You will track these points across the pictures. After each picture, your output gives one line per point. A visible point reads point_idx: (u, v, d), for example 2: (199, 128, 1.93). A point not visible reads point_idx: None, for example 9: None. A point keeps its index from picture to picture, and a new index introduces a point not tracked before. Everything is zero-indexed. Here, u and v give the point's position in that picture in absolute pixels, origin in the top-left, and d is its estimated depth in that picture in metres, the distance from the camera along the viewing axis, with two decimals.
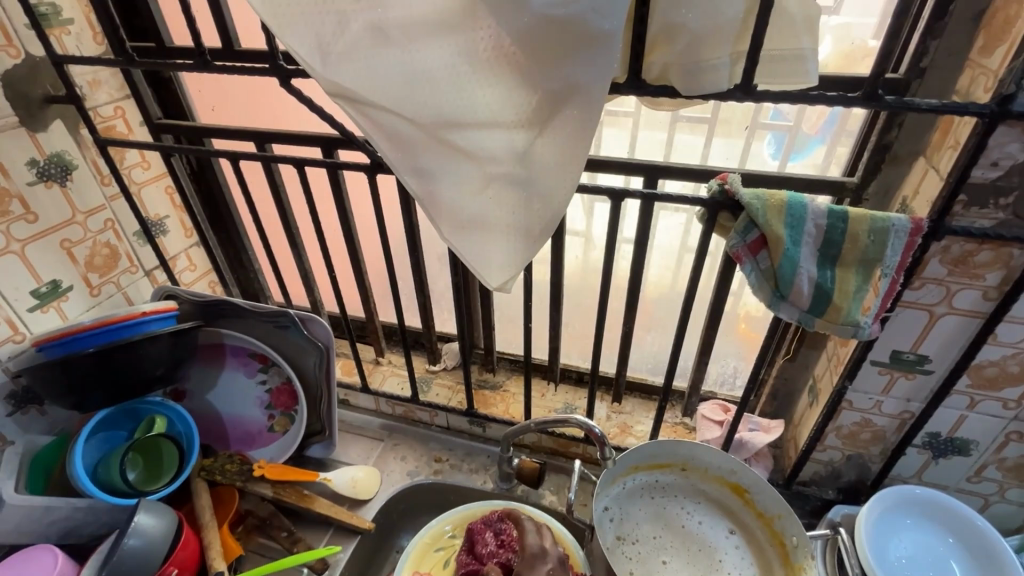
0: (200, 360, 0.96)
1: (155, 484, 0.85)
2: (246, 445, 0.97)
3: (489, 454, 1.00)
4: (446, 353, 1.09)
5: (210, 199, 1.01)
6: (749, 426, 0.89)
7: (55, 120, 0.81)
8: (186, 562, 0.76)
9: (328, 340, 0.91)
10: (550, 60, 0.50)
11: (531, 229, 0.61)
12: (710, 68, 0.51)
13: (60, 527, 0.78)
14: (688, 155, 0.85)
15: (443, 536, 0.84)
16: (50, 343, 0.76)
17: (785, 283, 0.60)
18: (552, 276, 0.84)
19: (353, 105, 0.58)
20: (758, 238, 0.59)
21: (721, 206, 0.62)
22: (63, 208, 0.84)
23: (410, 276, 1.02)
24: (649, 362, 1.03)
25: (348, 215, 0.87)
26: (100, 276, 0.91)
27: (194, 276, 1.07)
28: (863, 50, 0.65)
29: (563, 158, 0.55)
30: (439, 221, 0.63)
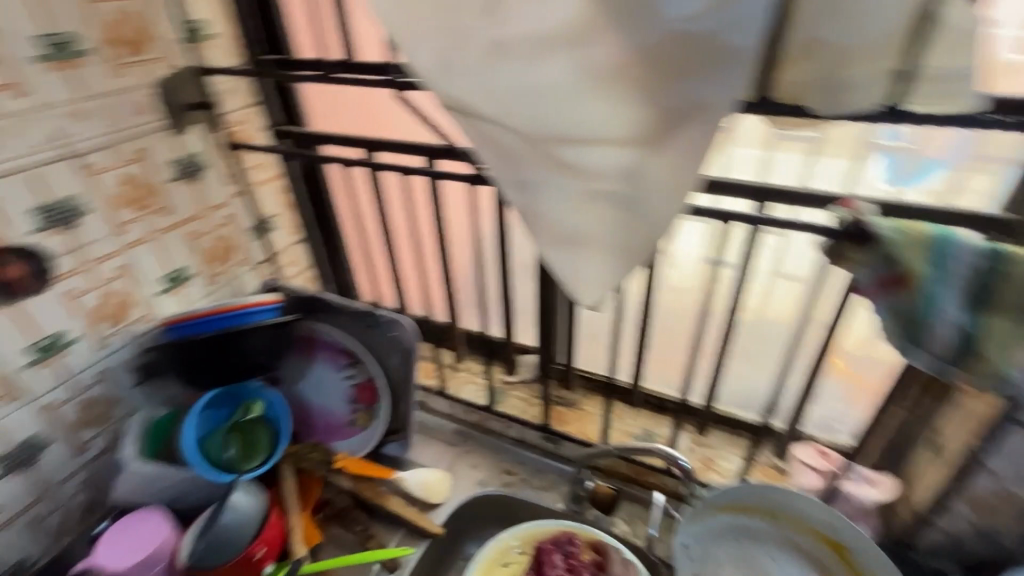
0: (294, 351, 1.01)
1: (249, 463, 0.90)
2: (329, 436, 1.02)
3: (562, 474, 0.96)
4: (524, 365, 1.10)
5: (318, 201, 1.08)
6: (854, 478, 0.79)
7: (194, 124, 0.90)
8: (273, 542, 0.80)
9: (412, 343, 0.95)
10: (675, 76, 0.48)
11: (633, 249, 0.59)
12: (850, 86, 0.48)
13: (168, 493, 0.85)
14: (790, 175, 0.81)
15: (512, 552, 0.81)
16: (174, 326, 0.83)
17: (919, 327, 0.54)
18: (644, 296, 0.82)
19: (465, 118, 0.59)
20: (893, 275, 0.54)
21: (850, 236, 0.57)
22: (193, 203, 0.93)
23: (495, 286, 1.02)
24: (739, 395, 0.96)
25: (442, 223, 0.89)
26: (217, 266, 0.99)
27: (295, 271, 1.14)
28: None
29: (675, 177, 0.53)
30: (537, 235, 0.62)
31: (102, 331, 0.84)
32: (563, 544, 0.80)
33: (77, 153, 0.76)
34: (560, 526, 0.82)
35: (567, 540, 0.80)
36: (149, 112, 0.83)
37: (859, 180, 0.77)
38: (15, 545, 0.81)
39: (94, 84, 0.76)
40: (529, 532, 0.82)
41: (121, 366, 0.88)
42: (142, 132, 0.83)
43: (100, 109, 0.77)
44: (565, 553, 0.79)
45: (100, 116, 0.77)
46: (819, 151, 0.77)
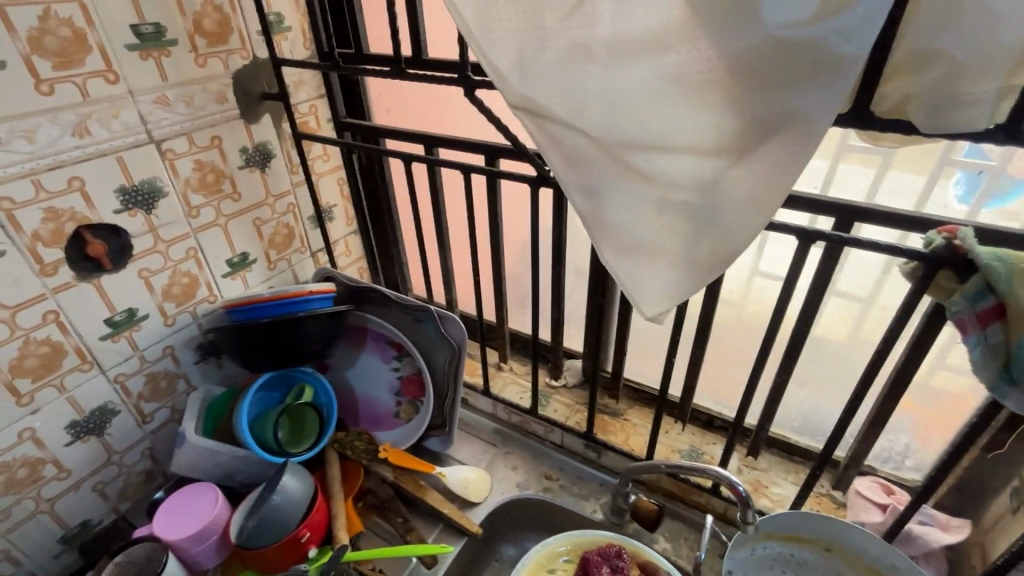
0: (345, 340, 1.04)
1: (297, 446, 0.93)
2: (373, 426, 1.04)
3: (602, 482, 0.96)
4: (569, 370, 1.07)
5: (372, 192, 1.09)
6: (919, 518, 0.75)
7: (265, 114, 0.93)
8: (316, 526, 0.81)
9: (461, 340, 0.94)
10: (768, 85, 0.46)
11: (700, 263, 0.56)
12: (969, 102, 0.42)
13: (220, 470, 0.88)
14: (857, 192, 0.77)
15: (557, 559, 0.80)
16: (235, 309, 0.86)
17: (1020, 366, 0.49)
18: (703, 311, 0.79)
19: (536, 120, 0.58)
20: (994, 307, 0.50)
21: (943, 263, 0.53)
22: (259, 190, 0.96)
23: (548, 290, 1.02)
24: (796, 419, 0.92)
25: (499, 223, 0.89)
26: (277, 253, 1.03)
27: (349, 262, 1.17)
28: None
29: (755, 192, 0.50)
30: (600, 241, 0.61)
31: (170, 309, 0.88)
32: (610, 559, 0.77)
33: (158, 138, 0.79)
34: (603, 536, 0.81)
35: (615, 556, 0.77)
36: (225, 101, 0.86)
37: (931, 197, 0.76)
38: (82, 506, 0.86)
39: (177, 73, 0.79)
40: (576, 540, 0.81)
41: (185, 343, 0.92)
42: (217, 120, 0.86)
43: (182, 97, 0.80)
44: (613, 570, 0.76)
45: (182, 104, 0.81)
46: (890, 165, 0.75)
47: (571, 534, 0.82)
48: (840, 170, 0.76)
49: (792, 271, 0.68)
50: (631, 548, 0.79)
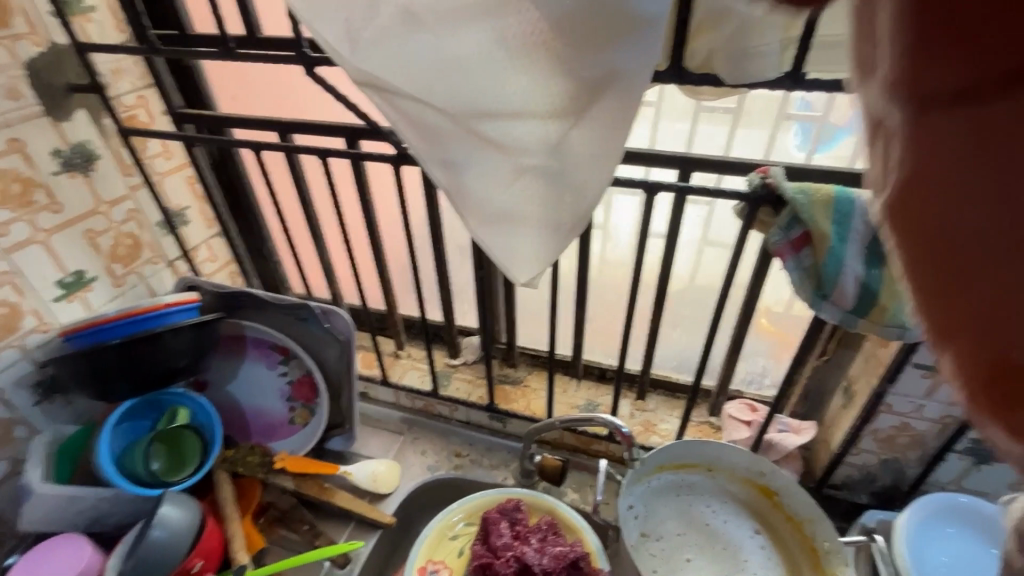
0: (221, 351, 0.96)
1: (178, 473, 0.85)
2: (267, 437, 0.97)
3: (510, 449, 1.00)
4: (467, 347, 1.07)
5: (230, 187, 1.00)
6: (779, 427, 0.86)
7: (78, 109, 0.81)
8: (211, 553, 0.77)
9: (349, 333, 0.90)
10: (590, 48, 0.48)
11: (560, 224, 0.59)
12: (756, 54, 0.49)
13: (86, 517, 0.78)
14: (709, 148, 0.80)
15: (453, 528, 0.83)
16: (76, 334, 0.75)
17: (828, 282, 0.58)
18: (579, 270, 0.83)
19: (382, 94, 0.56)
20: (802, 234, 0.57)
21: (762, 201, 0.59)
22: (87, 198, 0.84)
23: (432, 271, 1.00)
24: (675, 359, 1.01)
25: (370, 207, 0.86)
26: (123, 267, 0.91)
27: (215, 267, 1.07)
28: None
29: (598, 149, 0.54)
30: (466, 214, 0.61)
31: None
32: (511, 513, 0.81)
33: None
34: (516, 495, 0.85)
35: (514, 510, 0.81)
36: (20, 97, 0.74)
37: (775, 148, 0.79)
38: None
39: None
40: (471, 505, 0.85)
41: (17, 384, 0.79)
42: (14, 120, 0.73)
43: None
44: (508, 526, 0.79)
45: None
46: (736, 125, 0.79)
47: (465, 501, 0.86)
48: (699, 131, 0.80)
49: (646, 223, 0.73)
50: (549, 505, 0.84)
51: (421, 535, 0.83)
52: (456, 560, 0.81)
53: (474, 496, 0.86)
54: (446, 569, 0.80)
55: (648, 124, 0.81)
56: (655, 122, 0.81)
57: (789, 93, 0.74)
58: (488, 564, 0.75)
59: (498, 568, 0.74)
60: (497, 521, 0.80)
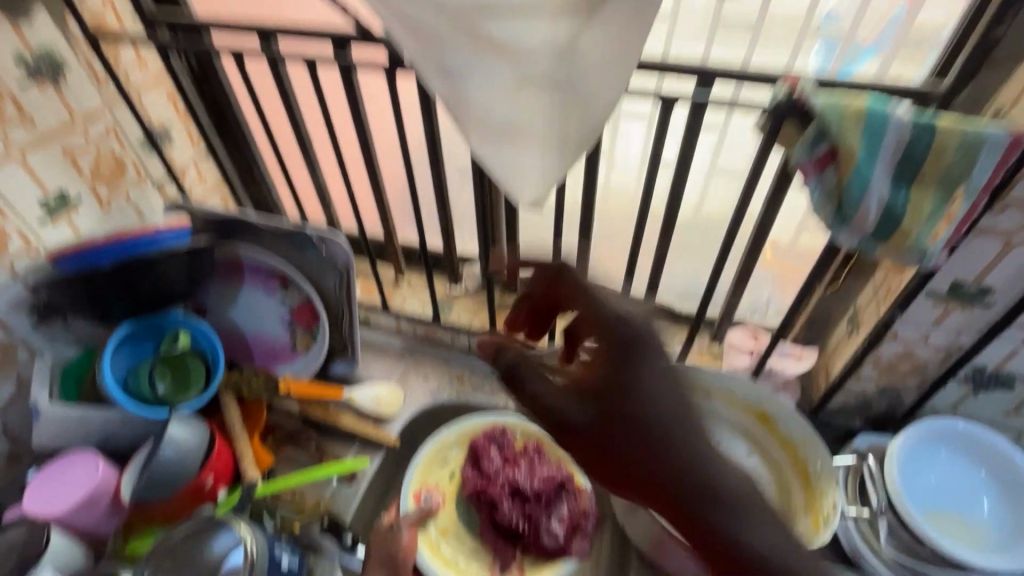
0: (217, 276, 0.94)
1: (185, 394, 0.84)
2: (271, 360, 0.98)
3: (512, 375, 1.01)
4: (468, 275, 1.05)
5: (215, 104, 0.92)
6: (779, 355, 0.87)
7: (39, 10, 0.74)
8: (221, 468, 0.78)
9: (348, 260, 0.88)
10: None
11: (567, 138, 0.56)
12: None
13: (97, 435, 0.80)
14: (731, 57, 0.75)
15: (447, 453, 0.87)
16: (65, 257, 0.73)
17: (850, 206, 0.54)
18: None
19: None
20: (829, 152, 0.53)
21: (788, 113, 0.54)
22: (60, 112, 0.79)
23: (429, 187, 0.94)
24: (680, 289, 1.00)
25: (363, 122, 0.81)
26: (109, 189, 0.88)
27: (206, 189, 1.02)
28: None
29: (607, 58, 0.50)
30: (468, 130, 0.56)
31: None
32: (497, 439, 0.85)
33: None
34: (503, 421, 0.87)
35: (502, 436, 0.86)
36: None
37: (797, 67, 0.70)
38: None
39: None
40: (462, 431, 0.89)
41: (13, 308, 0.78)
42: None
43: None
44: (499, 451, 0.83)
45: None
46: (756, 42, 0.71)
47: (457, 426, 0.88)
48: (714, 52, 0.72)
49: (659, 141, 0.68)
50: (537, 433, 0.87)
51: (414, 460, 0.86)
52: (450, 483, 0.86)
53: (464, 422, 0.88)
54: (440, 494, 0.85)
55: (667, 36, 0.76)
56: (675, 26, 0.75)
57: (817, 5, 0.67)
58: (483, 489, 0.82)
59: (494, 492, 0.81)
60: (486, 447, 0.84)
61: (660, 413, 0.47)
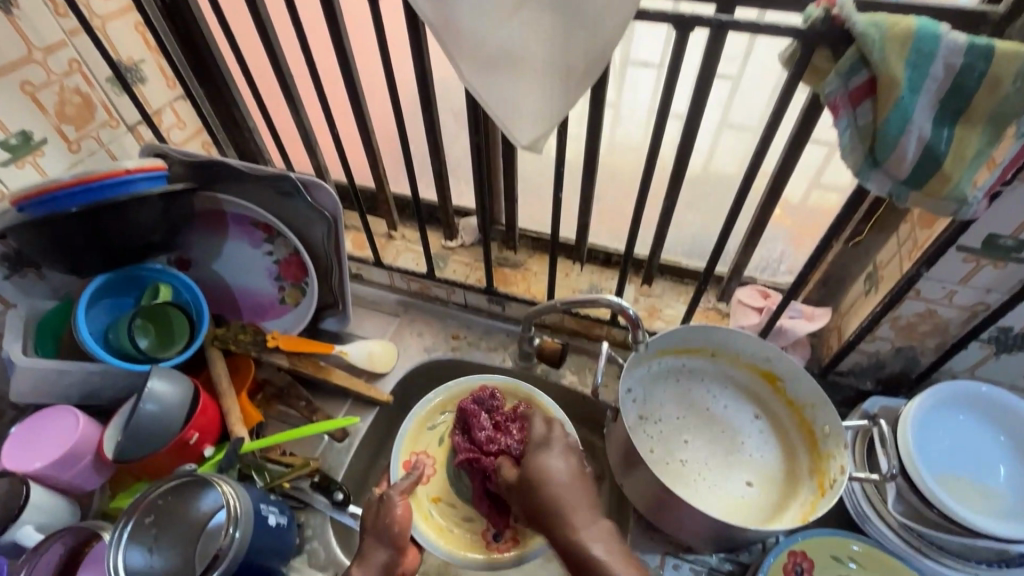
0: (199, 226, 0.89)
1: (168, 350, 0.82)
2: (259, 315, 0.94)
3: (508, 333, 0.97)
4: (464, 229, 1.00)
5: (188, 39, 0.85)
6: (791, 314, 0.82)
7: None
8: (207, 426, 0.76)
9: (336, 209, 0.83)
10: None
11: (571, 67, 0.49)
12: None
13: (78, 390, 0.77)
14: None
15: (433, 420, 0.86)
16: (30, 203, 0.68)
17: (885, 146, 0.48)
18: (590, 140, 0.73)
19: None
20: (866, 82, 0.47)
21: (821, 39, 0.48)
22: (15, 42, 0.72)
23: (425, 143, 0.92)
24: (687, 244, 0.95)
25: (347, 56, 0.74)
26: (76, 129, 0.81)
27: (184, 135, 0.97)
28: None
29: None
30: (458, 58, 0.50)
31: None
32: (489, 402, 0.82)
33: None
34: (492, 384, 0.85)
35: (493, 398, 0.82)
36: None
37: None
38: None
39: None
40: (447, 395, 0.86)
41: None
42: None
43: None
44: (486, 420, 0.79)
45: None
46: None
47: (442, 391, 0.86)
48: None
49: (673, 75, 0.61)
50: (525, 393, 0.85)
51: (401, 429, 0.85)
52: (439, 448, 0.85)
53: (447, 388, 0.86)
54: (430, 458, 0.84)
55: None
56: None
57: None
58: (474, 458, 0.77)
59: (484, 462, 0.76)
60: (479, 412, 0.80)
61: (555, 494, 0.60)
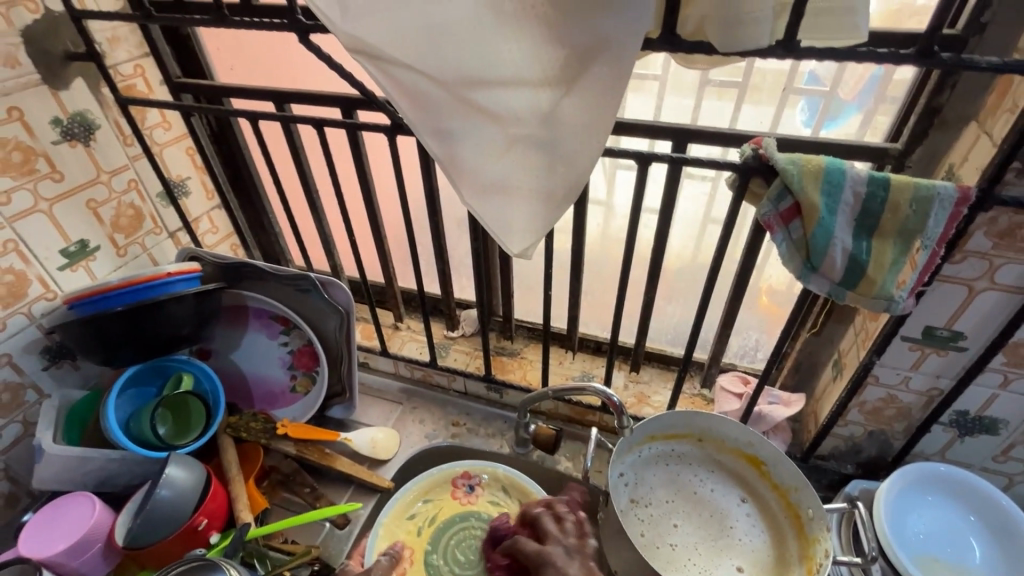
0: (223, 321, 0.98)
1: (183, 439, 0.87)
2: (270, 404, 1.00)
3: (506, 419, 1.02)
4: (465, 320, 1.09)
5: (228, 159, 1.00)
6: (769, 399, 0.88)
7: (76, 78, 0.81)
8: (214, 513, 0.79)
9: (349, 304, 0.91)
10: (580, 12, 0.49)
11: (554, 193, 0.60)
12: (750, 21, 0.47)
13: (96, 477, 0.81)
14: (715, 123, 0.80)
15: (412, 510, 0.90)
16: (80, 302, 0.77)
17: (817, 255, 0.58)
18: (575, 244, 0.83)
19: (374, 62, 0.56)
20: (792, 206, 0.57)
21: (754, 171, 0.60)
22: (87, 167, 0.85)
23: (430, 244, 1.04)
24: (669, 333, 1.03)
25: (368, 177, 0.87)
26: (126, 237, 0.93)
27: (217, 239, 1.08)
28: (912, 8, 0.61)
29: (587, 121, 0.54)
30: (459, 184, 0.61)
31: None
32: (466, 485, 0.93)
33: None
34: (460, 466, 0.94)
35: (467, 481, 0.93)
36: (18, 65, 0.74)
37: (784, 122, 0.78)
38: None
39: None
40: (426, 482, 0.92)
41: (27, 349, 0.82)
42: (13, 88, 0.74)
43: None
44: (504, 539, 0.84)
45: None
46: (743, 98, 0.78)
47: (420, 479, 0.92)
48: (704, 107, 0.80)
49: (641, 195, 0.74)
50: (504, 475, 0.92)
51: (380, 517, 0.89)
52: (417, 539, 0.88)
53: (426, 474, 0.93)
54: (408, 550, 0.86)
55: (654, 100, 0.81)
56: (665, 99, 0.80)
57: (798, 65, 0.72)
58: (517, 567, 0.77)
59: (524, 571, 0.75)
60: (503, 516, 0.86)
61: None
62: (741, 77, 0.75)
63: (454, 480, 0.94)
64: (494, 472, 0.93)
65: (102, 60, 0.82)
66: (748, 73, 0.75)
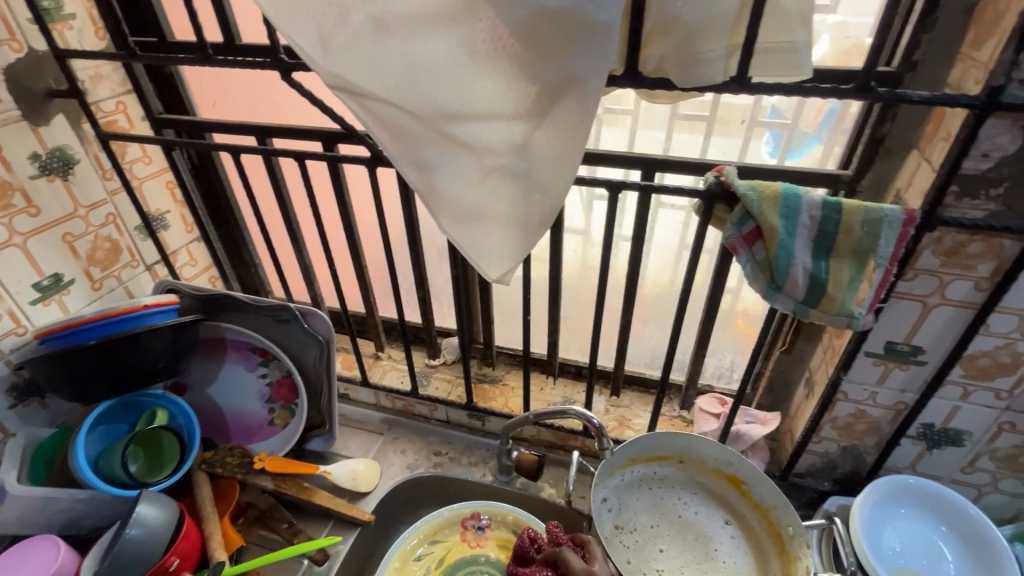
0: (201, 353, 0.97)
1: (156, 476, 0.85)
2: (247, 438, 0.98)
3: (488, 447, 1.01)
4: (446, 347, 1.10)
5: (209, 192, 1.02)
6: (746, 419, 0.90)
7: (57, 114, 0.82)
8: (187, 552, 0.76)
9: (329, 333, 0.91)
10: (548, 50, 0.51)
11: (530, 220, 0.62)
12: (705, 60, 0.51)
13: (61, 518, 0.78)
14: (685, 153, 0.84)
15: (416, 552, 0.87)
16: (52, 336, 0.75)
17: (780, 275, 0.61)
18: (552, 270, 0.85)
19: (354, 97, 0.59)
20: (754, 229, 0.61)
21: (717, 198, 0.63)
22: (64, 201, 0.85)
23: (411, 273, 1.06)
24: (648, 356, 1.05)
25: (348, 208, 0.88)
26: (101, 270, 0.92)
27: (195, 271, 1.08)
28: (859, 48, 0.66)
29: (560, 151, 0.57)
30: (439, 213, 0.63)
31: None
32: (475, 526, 0.90)
33: None
34: (470, 507, 0.91)
35: (477, 522, 0.90)
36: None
37: (750, 152, 0.82)
38: None
39: None
40: (431, 525, 0.89)
41: None
42: None
43: None
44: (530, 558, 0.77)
45: None
46: (711, 131, 0.83)
47: (428, 519, 0.89)
48: (675, 139, 0.84)
49: (615, 222, 0.77)
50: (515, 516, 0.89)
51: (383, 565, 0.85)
52: None
53: (435, 514, 0.90)
54: None
55: (627, 132, 0.85)
56: (638, 132, 0.84)
57: (761, 100, 0.78)
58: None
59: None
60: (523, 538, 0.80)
61: None
62: (707, 111, 0.80)
63: (463, 520, 0.90)
64: (502, 512, 0.90)
65: (85, 97, 0.83)
66: (714, 108, 0.80)
